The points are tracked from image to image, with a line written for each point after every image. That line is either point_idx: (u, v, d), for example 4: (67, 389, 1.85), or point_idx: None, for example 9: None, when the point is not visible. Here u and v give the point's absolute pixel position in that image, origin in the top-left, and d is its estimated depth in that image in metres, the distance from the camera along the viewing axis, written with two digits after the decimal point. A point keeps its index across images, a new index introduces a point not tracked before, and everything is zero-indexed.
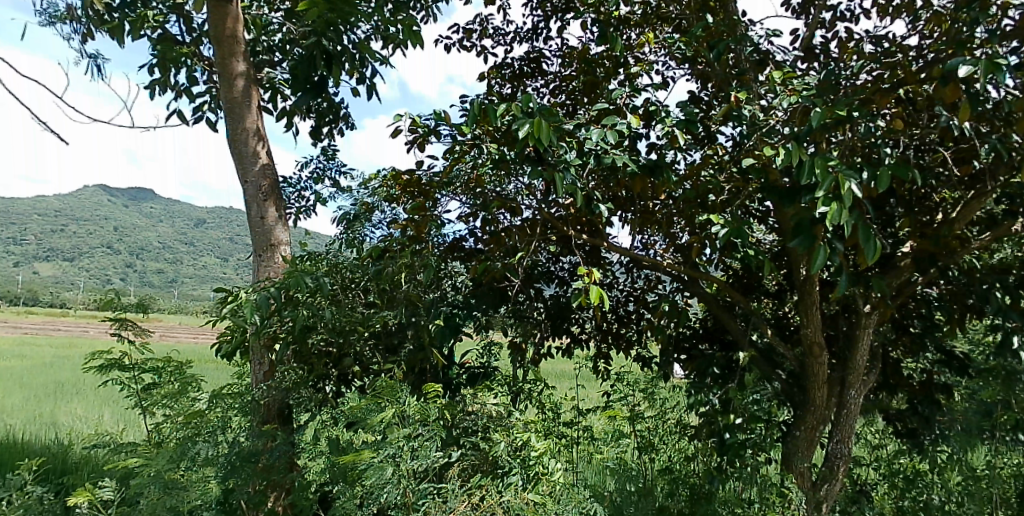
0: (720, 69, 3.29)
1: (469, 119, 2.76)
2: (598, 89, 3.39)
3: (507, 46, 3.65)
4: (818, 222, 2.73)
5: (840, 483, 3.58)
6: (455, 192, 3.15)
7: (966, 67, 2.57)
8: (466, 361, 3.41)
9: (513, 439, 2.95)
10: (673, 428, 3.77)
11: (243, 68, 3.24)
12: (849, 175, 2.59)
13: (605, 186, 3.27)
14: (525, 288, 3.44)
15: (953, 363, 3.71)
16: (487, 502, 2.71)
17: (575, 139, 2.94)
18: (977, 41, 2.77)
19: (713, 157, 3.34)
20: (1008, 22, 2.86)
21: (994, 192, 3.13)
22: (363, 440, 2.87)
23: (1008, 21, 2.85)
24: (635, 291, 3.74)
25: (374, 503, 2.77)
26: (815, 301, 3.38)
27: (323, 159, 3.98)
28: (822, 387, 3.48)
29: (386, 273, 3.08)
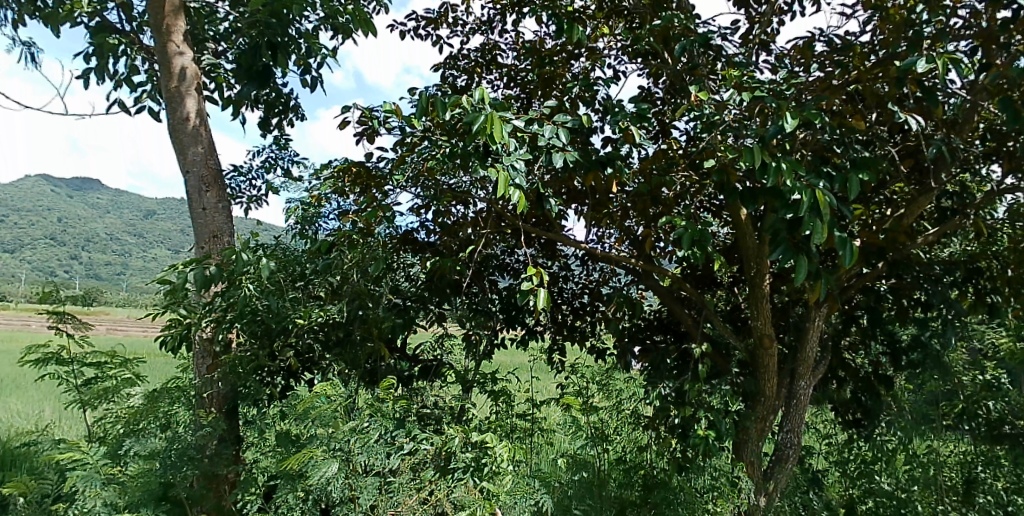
0: (674, 63, 3.33)
1: (417, 112, 2.75)
2: (552, 84, 3.41)
3: (464, 37, 3.64)
4: (779, 220, 2.83)
5: (790, 471, 3.67)
6: (405, 184, 3.12)
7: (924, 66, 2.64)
8: (420, 354, 3.43)
9: (467, 436, 2.96)
10: (627, 419, 3.61)
11: (182, 54, 3.16)
12: (812, 180, 2.71)
13: (558, 178, 3.32)
14: (478, 281, 3.49)
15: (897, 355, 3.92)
16: (437, 496, 2.79)
17: (528, 132, 2.97)
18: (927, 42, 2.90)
19: (665, 151, 3.37)
20: (957, 22, 2.99)
21: (941, 187, 3.31)
22: (311, 434, 2.85)
23: (958, 20, 3.00)
24: (590, 283, 3.81)
25: (323, 499, 2.77)
26: (766, 294, 3.46)
27: (275, 148, 3.90)
28: (772, 379, 3.56)
29: (333, 265, 3.02)
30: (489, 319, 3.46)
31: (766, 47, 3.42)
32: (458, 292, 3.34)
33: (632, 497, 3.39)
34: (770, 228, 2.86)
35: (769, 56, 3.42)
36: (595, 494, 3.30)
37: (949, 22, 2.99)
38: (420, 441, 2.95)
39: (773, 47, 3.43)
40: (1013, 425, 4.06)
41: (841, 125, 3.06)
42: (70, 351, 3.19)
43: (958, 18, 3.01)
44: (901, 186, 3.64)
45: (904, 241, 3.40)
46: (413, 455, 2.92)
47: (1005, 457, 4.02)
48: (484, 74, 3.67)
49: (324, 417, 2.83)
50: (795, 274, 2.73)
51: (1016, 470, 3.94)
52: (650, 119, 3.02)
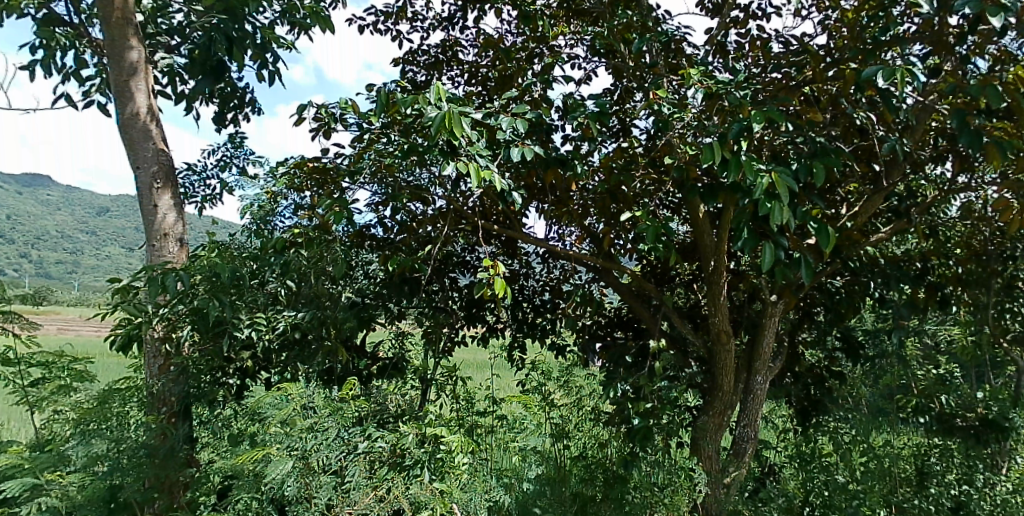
0: (633, 61, 3.35)
1: (376, 107, 2.73)
2: (512, 80, 3.42)
3: (424, 33, 3.63)
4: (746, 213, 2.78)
5: (746, 465, 3.72)
6: (363, 181, 3.09)
7: (885, 72, 2.67)
8: (379, 352, 3.47)
9: (423, 432, 3.04)
10: (587, 416, 3.67)
11: (132, 47, 3.09)
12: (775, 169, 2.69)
13: (518, 175, 3.32)
14: (438, 278, 3.52)
15: (851, 352, 4.10)
16: (393, 494, 2.77)
17: (487, 126, 2.96)
18: (880, 43, 2.97)
19: (625, 149, 3.38)
20: (910, 25, 3.06)
21: (892, 187, 3.40)
22: (266, 432, 2.83)
23: (910, 22, 3.07)
24: (551, 280, 3.82)
25: (277, 499, 2.74)
26: (723, 291, 3.50)
27: (230, 147, 3.85)
28: (729, 373, 3.61)
29: (290, 264, 2.97)
30: (448, 316, 3.48)
31: (724, 47, 3.47)
32: (418, 291, 3.36)
33: (592, 492, 3.30)
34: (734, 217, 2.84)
35: (726, 55, 3.48)
36: (554, 490, 3.25)
37: (902, 24, 3.05)
38: (375, 439, 2.96)
39: (730, 46, 3.48)
40: (964, 418, 4.13)
41: (796, 124, 3.12)
42: (16, 350, 3.12)
43: (910, 20, 3.08)
44: (855, 185, 3.74)
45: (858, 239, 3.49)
46: (368, 454, 2.92)
47: (958, 449, 4.08)
48: (445, 70, 3.67)
49: (279, 413, 2.83)
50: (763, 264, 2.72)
51: (968, 461, 4.03)
52: (608, 116, 3.04)
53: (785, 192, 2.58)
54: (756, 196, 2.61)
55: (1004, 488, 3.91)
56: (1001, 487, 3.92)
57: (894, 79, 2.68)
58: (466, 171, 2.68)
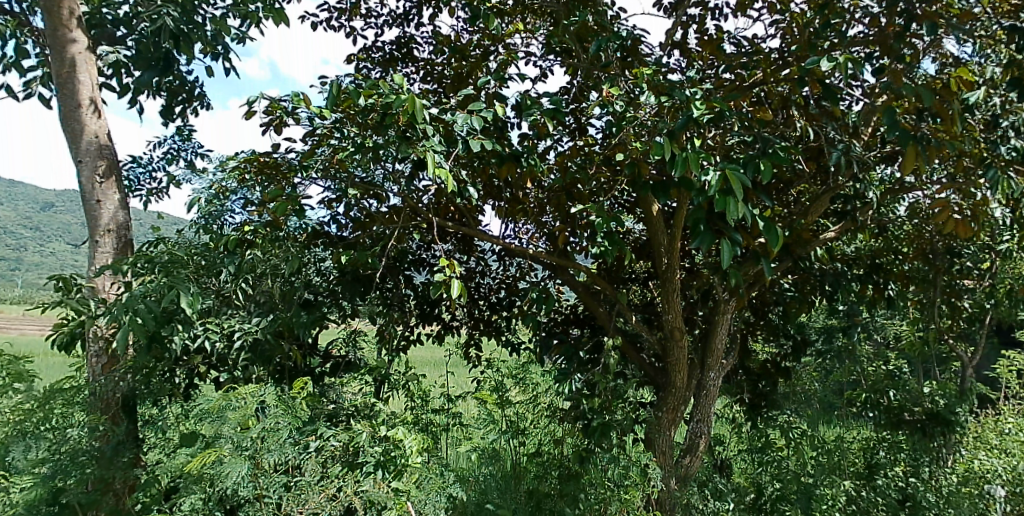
0: (588, 60, 3.38)
1: (328, 101, 2.69)
2: (467, 78, 3.43)
3: (378, 30, 3.62)
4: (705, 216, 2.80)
5: (700, 459, 3.77)
6: (315, 176, 3.05)
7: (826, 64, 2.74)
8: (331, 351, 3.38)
9: (377, 431, 3.02)
10: (543, 413, 3.71)
11: (75, 38, 3.01)
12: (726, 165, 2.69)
13: (473, 171, 3.31)
14: (393, 276, 3.49)
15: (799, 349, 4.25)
16: (346, 492, 2.80)
17: (443, 122, 2.94)
18: (829, 44, 3.05)
19: (580, 148, 3.40)
20: (857, 27, 3.14)
21: (841, 186, 3.49)
22: (214, 434, 2.76)
23: (857, 25, 3.15)
24: (508, 278, 3.81)
25: (227, 498, 2.71)
26: (677, 288, 3.54)
27: (177, 140, 3.77)
28: (682, 370, 3.66)
29: (245, 266, 2.97)
30: (402, 314, 3.47)
31: (677, 47, 3.52)
32: (372, 289, 3.35)
33: (546, 488, 3.35)
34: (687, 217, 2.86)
35: (679, 55, 3.53)
36: (508, 485, 3.30)
37: (850, 27, 3.13)
38: (327, 438, 2.94)
39: (682, 46, 3.54)
40: (911, 412, 4.29)
41: (746, 124, 3.18)
42: None
43: (858, 23, 3.16)
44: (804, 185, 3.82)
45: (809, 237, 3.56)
46: (319, 452, 2.92)
47: (906, 442, 4.22)
48: (400, 68, 3.66)
49: (232, 415, 2.78)
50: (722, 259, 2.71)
51: (914, 453, 4.17)
52: (562, 114, 3.05)
53: (739, 188, 2.57)
54: (708, 194, 2.63)
55: (950, 482, 4.04)
56: (946, 480, 4.06)
57: (840, 69, 2.75)
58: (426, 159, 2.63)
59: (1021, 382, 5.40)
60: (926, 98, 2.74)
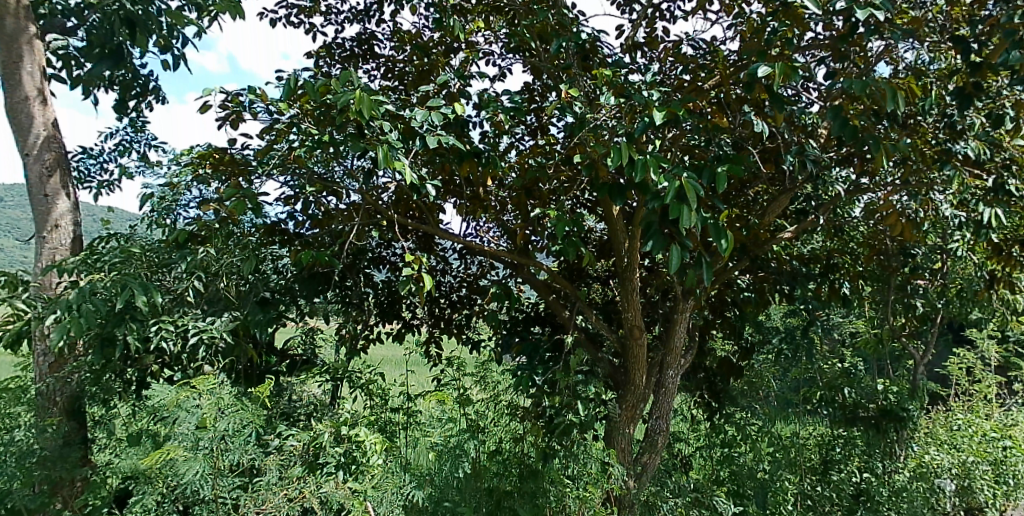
0: (549, 60, 3.39)
1: (282, 96, 2.64)
2: (429, 76, 3.42)
3: (338, 26, 3.59)
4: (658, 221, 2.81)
5: (657, 456, 3.81)
6: (272, 173, 3.01)
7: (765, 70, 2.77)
8: (289, 349, 3.36)
9: (337, 431, 3.00)
10: (502, 411, 3.69)
11: (22, 28, 2.93)
12: (678, 169, 2.67)
13: (432, 171, 3.30)
14: (352, 274, 3.46)
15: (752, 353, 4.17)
16: (305, 493, 2.76)
17: (402, 119, 2.90)
18: (784, 48, 3.09)
19: (541, 146, 3.43)
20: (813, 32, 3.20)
21: (797, 188, 3.56)
22: (171, 432, 2.71)
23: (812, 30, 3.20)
24: (469, 276, 3.88)
25: (180, 498, 2.71)
26: (637, 286, 3.57)
27: (130, 132, 3.69)
28: (642, 368, 3.69)
29: (199, 264, 2.89)
30: (361, 312, 3.49)
31: (637, 49, 3.56)
32: (329, 287, 3.32)
33: (507, 486, 3.32)
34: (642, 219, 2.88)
35: (639, 56, 3.57)
36: (467, 484, 3.27)
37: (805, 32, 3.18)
38: (285, 438, 2.95)
39: (643, 48, 3.58)
40: (866, 409, 4.45)
41: (705, 126, 3.22)
42: None
43: (813, 28, 3.22)
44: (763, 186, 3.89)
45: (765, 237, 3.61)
46: (279, 452, 2.91)
47: (861, 438, 4.37)
48: (360, 64, 3.64)
49: (191, 415, 2.71)
50: (668, 263, 2.65)
51: (869, 449, 4.33)
52: (522, 114, 3.05)
53: (694, 196, 2.55)
54: (665, 201, 2.59)
55: (902, 476, 4.24)
56: (898, 475, 4.26)
57: (778, 78, 2.75)
58: (377, 156, 2.58)
59: (970, 380, 5.56)
60: (858, 87, 2.76)
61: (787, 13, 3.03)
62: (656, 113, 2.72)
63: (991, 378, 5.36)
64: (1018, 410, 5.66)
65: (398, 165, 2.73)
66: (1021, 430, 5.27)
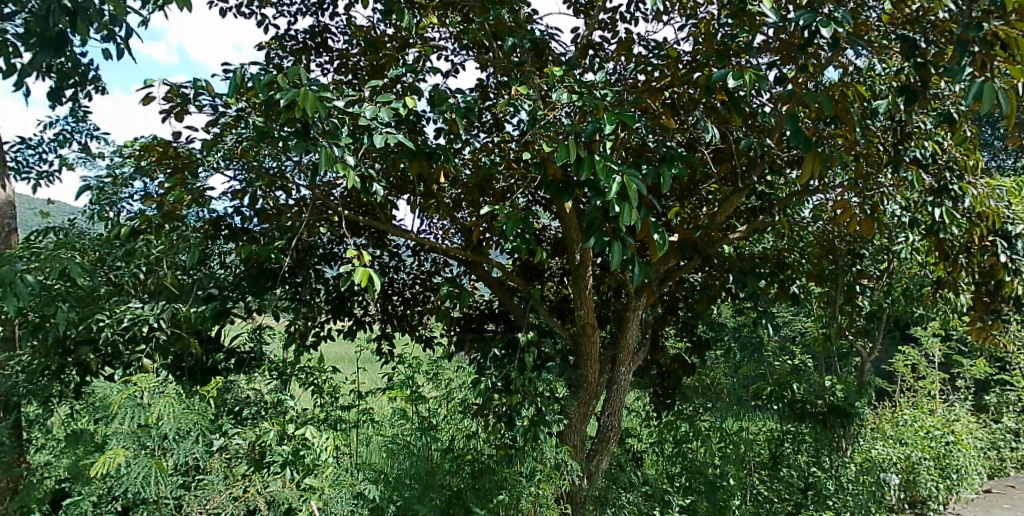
0: (504, 57, 3.38)
1: (227, 90, 2.55)
2: (383, 71, 3.39)
3: (290, 17, 3.54)
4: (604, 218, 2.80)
5: (610, 453, 3.84)
6: (219, 166, 2.95)
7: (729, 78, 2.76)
8: (235, 346, 3.25)
9: (287, 430, 2.94)
10: (456, 408, 3.66)
11: None
12: (625, 169, 2.66)
13: (383, 167, 3.26)
14: (303, 270, 3.44)
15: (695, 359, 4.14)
16: (249, 492, 2.77)
17: (351, 114, 2.83)
18: (737, 50, 3.10)
19: (494, 145, 3.45)
20: (765, 36, 3.23)
21: (749, 187, 3.60)
22: (110, 431, 2.65)
23: (764, 33, 3.22)
24: (422, 273, 3.87)
25: (120, 499, 2.64)
26: (589, 284, 3.59)
27: (70, 121, 3.56)
28: (594, 365, 3.73)
29: (136, 252, 2.83)
30: (312, 309, 3.46)
31: (592, 49, 3.58)
32: (278, 284, 3.28)
33: (460, 483, 3.38)
34: (586, 216, 2.85)
35: (593, 56, 3.60)
36: (423, 482, 3.25)
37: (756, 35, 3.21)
38: (231, 436, 2.86)
39: (597, 48, 3.60)
40: (814, 405, 4.60)
41: (658, 125, 3.24)
42: None
43: (764, 30, 3.25)
44: (716, 186, 3.94)
45: (716, 236, 3.64)
46: (225, 451, 2.84)
47: (809, 433, 4.54)
48: (313, 57, 3.59)
49: (132, 413, 2.65)
50: (609, 261, 2.68)
51: (817, 444, 4.50)
52: (476, 111, 3.03)
53: (635, 195, 2.56)
54: (607, 197, 2.59)
55: (849, 470, 4.44)
56: (844, 469, 4.44)
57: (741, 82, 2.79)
58: (315, 155, 2.50)
59: (914, 376, 5.74)
60: (824, 103, 2.83)
61: (738, 16, 3.04)
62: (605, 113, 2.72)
63: (933, 373, 5.55)
64: (959, 405, 5.87)
65: (343, 164, 2.66)
66: (961, 424, 5.48)
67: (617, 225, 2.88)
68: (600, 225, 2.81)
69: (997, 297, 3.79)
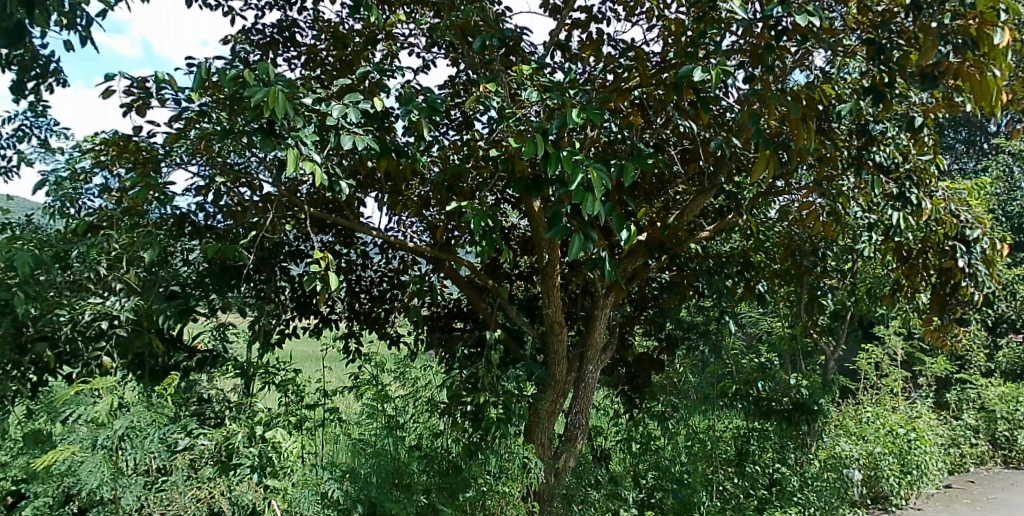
0: (473, 55, 3.37)
1: (191, 84, 2.49)
2: (351, 67, 3.36)
3: (257, 11, 3.49)
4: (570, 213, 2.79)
5: (577, 451, 3.84)
6: (181, 161, 2.90)
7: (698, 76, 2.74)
8: (197, 345, 3.19)
9: (252, 431, 2.90)
10: (423, 407, 3.64)
11: None
12: (591, 163, 2.66)
13: (350, 165, 3.22)
14: (267, 268, 3.39)
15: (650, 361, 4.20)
16: (214, 494, 2.76)
17: (318, 112, 2.78)
18: (705, 51, 3.11)
19: (463, 143, 3.43)
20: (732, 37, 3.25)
21: (717, 187, 3.62)
22: (67, 431, 2.65)
23: (731, 34, 3.24)
24: (390, 271, 3.84)
25: (78, 499, 2.63)
26: (557, 283, 3.59)
27: (28, 115, 3.46)
28: (562, 363, 3.72)
29: (96, 247, 2.74)
30: (276, 307, 3.41)
31: (561, 48, 3.58)
32: (241, 282, 3.22)
33: (431, 483, 3.37)
34: (551, 211, 2.84)
35: (563, 55, 3.61)
36: (389, 481, 3.20)
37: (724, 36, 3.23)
38: (196, 436, 2.82)
39: (567, 46, 3.60)
40: (779, 403, 4.70)
41: (627, 125, 3.26)
42: None
43: (731, 32, 3.28)
44: (683, 186, 3.97)
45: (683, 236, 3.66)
46: (190, 451, 2.80)
47: (773, 431, 4.64)
48: (280, 52, 3.55)
49: (87, 412, 2.64)
50: (567, 249, 2.66)
51: (781, 441, 4.59)
52: (444, 109, 3.02)
53: (598, 184, 2.55)
54: (569, 189, 2.59)
55: (813, 466, 4.53)
56: (808, 465, 4.54)
57: (709, 81, 2.74)
58: (282, 154, 2.44)
59: (877, 374, 5.84)
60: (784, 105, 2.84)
61: (706, 16, 3.06)
62: (573, 111, 2.71)
63: (895, 372, 5.68)
64: (921, 402, 6.00)
65: (309, 162, 2.62)
66: (922, 421, 5.60)
67: (585, 223, 2.88)
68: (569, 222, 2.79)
69: (954, 297, 3.88)
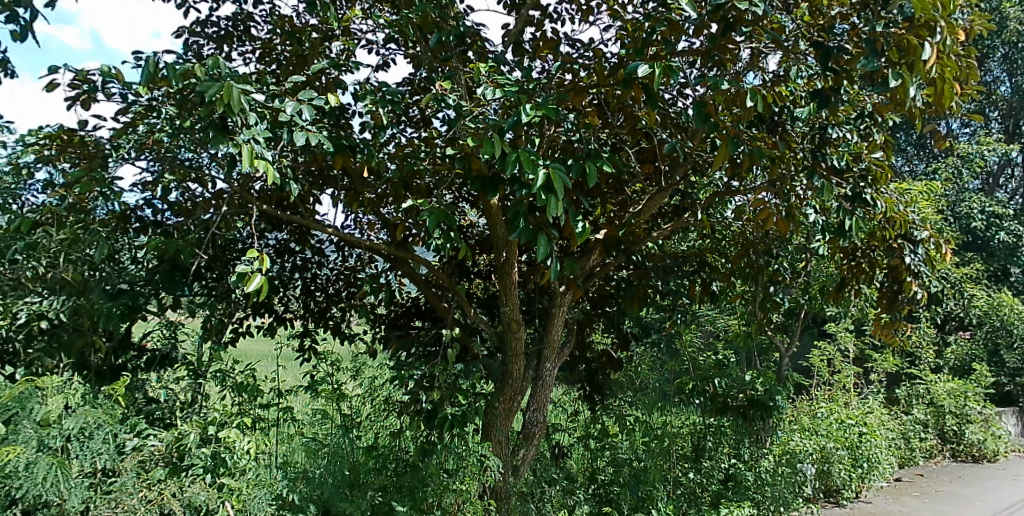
0: (432, 53, 3.35)
1: (139, 79, 2.41)
2: (306, 63, 3.30)
3: (212, 4, 3.42)
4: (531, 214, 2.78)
5: (535, 448, 3.83)
6: (128, 156, 2.82)
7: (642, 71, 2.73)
8: (145, 343, 3.11)
9: (205, 431, 2.86)
10: (380, 406, 3.60)
11: None
12: (549, 161, 2.65)
13: (305, 162, 3.16)
14: (219, 266, 3.33)
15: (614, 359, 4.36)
16: (163, 496, 2.67)
17: (270, 108, 2.72)
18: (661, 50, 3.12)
19: (421, 140, 3.39)
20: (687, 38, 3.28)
21: (675, 185, 3.60)
22: (7, 432, 2.49)
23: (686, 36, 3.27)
24: (347, 269, 3.81)
25: (20, 503, 2.45)
26: (515, 281, 3.57)
27: None
28: (520, 361, 3.67)
29: (36, 244, 2.64)
30: (228, 306, 3.28)
31: (520, 46, 3.59)
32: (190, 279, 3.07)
33: (386, 482, 3.31)
34: (510, 211, 2.82)
35: (521, 54, 3.61)
36: (344, 482, 3.16)
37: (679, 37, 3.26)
38: (146, 437, 2.78)
39: (526, 45, 3.60)
40: (735, 398, 4.77)
41: (584, 124, 3.27)
42: None
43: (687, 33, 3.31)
44: (640, 186, 4.01)
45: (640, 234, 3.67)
46: (138, 452, 2.74)
47: (730, 426, 4.68)
48: (235, 46, 3.47)
49: (31, 411, 2.53)
50: (535, 254, 2.67)
51: (736, 436, 4.65)
52: (401, 105, 3.00)
53: (562, 188, 2.55)
54: (532, 190, 2.57)
55: (767, 460, 4.56)
56: (763, 461, 4.57)
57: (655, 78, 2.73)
58: (237, 151, 2.37)
59: (830, 371, 5.97)
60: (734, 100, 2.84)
61: (660, 17, 3.08)
62: (528, 109, 2.71)
63: (848, 368, 5.81)
64: (872, 398, 6.15)
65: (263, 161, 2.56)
66: (872, 415, 5.74)
67: (543, 221, 2.88)
68: (526, 221, 2.79)
69: (903, 295, 3.97)
